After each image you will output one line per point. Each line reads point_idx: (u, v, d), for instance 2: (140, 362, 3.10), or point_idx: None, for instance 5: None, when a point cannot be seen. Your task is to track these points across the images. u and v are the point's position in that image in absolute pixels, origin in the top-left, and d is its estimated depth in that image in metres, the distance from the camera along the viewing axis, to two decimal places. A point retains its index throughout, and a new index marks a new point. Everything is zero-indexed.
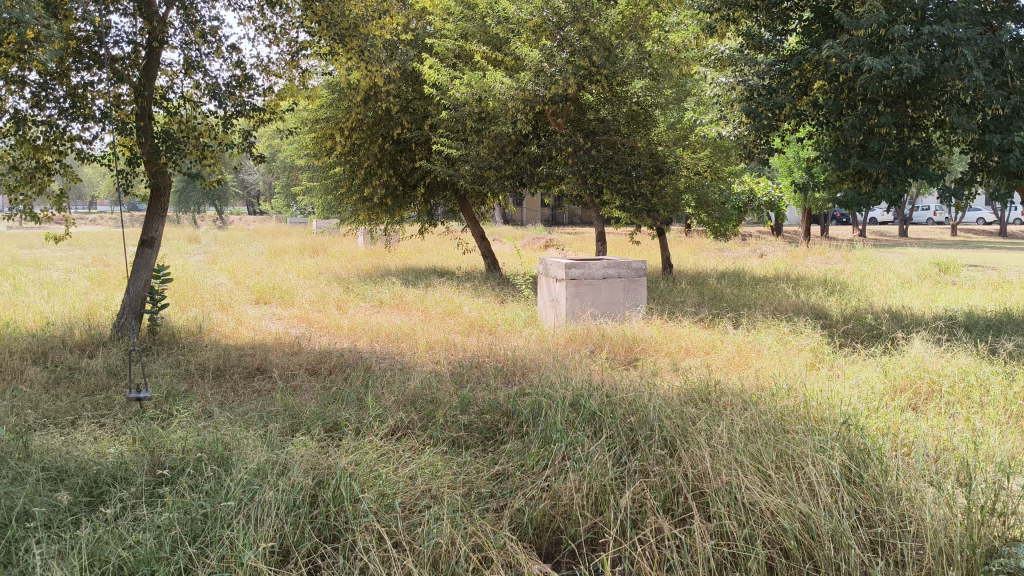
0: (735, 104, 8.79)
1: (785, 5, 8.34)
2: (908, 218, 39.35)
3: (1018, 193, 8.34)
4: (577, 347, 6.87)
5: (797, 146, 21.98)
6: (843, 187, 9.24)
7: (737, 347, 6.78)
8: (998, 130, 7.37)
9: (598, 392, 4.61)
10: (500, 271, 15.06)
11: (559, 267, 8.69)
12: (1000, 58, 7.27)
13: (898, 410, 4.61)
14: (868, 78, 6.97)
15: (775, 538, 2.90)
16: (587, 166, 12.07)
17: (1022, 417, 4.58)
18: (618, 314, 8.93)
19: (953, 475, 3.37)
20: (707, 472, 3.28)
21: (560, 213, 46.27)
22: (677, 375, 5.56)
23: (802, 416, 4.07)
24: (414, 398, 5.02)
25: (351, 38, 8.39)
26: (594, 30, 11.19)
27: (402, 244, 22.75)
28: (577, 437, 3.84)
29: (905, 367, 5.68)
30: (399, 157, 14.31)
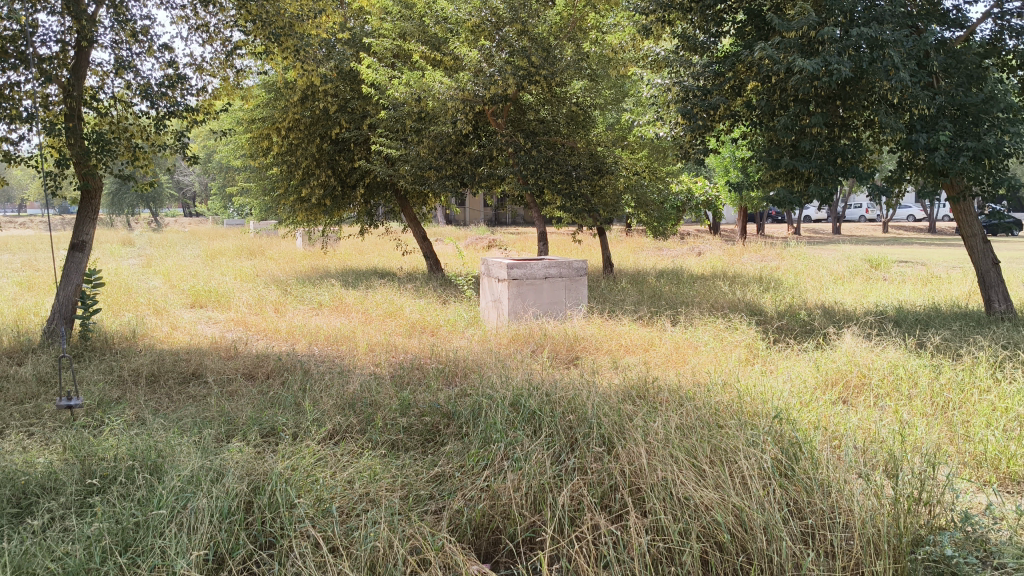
0: (671, 105, 8.91)
1: (718, 7, 8.47)
2: (841, 216, 40.30)
3: (944, 191, 8.59)
4: (519, 346, 6.87)
5: (733, 146, 22.39)
6: (777, 185, 9.41)
7: (675, 344, 6.86)
8: (923, 130, 7.59)
9: (538, 392, 4.63)
10: (441, 272, 15.02)
11: (501, 267, 8.68)
12: (926, 60, 7.49)
13: (829, 404, 4.72)
14: (800, 79, 7.12)
15: (709, 532, 2.94)
16: (528, 166, 12.12)
17: (946, 409, 4.72)
18: (560, 313, 8.97)
19: (882, 466, 3.46)
20: (643, 468, 3.32)
21: (501, 213, 46.29)
22: (616, 373, 5.61)
23: (736, 411, 4.14)
24: (353, 401, 4.97)
25: (286, 38, 8.27)
26: (532, 31, 11.27)
27: (342, 245, 22.53)
28: (516, 436, 3.84)
29: (837, 361, 5.81)
30: (337, 157, 14.18)
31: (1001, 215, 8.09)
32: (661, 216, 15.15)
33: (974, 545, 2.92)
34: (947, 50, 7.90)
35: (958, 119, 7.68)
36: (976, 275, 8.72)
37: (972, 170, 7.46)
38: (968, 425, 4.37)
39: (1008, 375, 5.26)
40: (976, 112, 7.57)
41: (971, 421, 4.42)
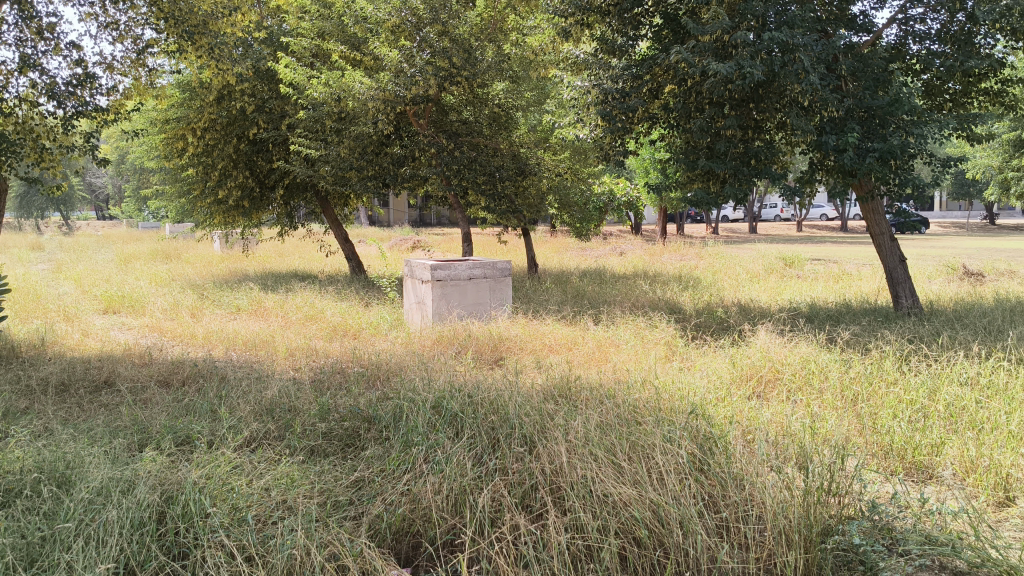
0: (591, 107, 8.99)
1: (636, 10, 8.59)
2: (757, 215, 41.33)
3: (853, 191, 8.86)
4: (443, 348, 6.85)
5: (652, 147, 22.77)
6: (693, 186, 9.57)
7: (597, 342, 6.93)
8: (833, 132, 7.82)
9: (460, 393, 4.62)
10: (364, 273, 14.88)
11: (425, 269, 8.61)
12: (835, 63, 7.72)
13: (744, 399, 4.83)
14: (714, 82, 7.27)
15: (627, 528, 2.97)
16: (451, 167, 12.09)
17: (856, 401, 4.88)
18: (485, 313, 8.97)
19: (793, 459, 3.55)
20: (563, 467, 3.34)
21: (424, 214, 46.11)
22: (540, 372, 5.64)
23: (655, 408, 4.20)
24: (272, 407, 4.88)
25: (200, 35, 8.07)
26: (453, 32, 11.25)
27: (262, 247, 22.15)
28: (437, 439, 3.83)
29: (751, 358, 5.95)
30: (255, 158, 13.92)
31: (907, 214, 8.38)
32: (584, 217, 15.29)
33: (881, 533, 3.04)
34: (855, 54, 8.17)
35: (866, 121, 7.97)
36: (884, 271, 9.03)
37: (878, 171, 7.72)
38: (876, 416, 4.51)
39: (913, 367, 5.46)
40: (883, 114, 7.87)
41: (878, 412, 4.57)
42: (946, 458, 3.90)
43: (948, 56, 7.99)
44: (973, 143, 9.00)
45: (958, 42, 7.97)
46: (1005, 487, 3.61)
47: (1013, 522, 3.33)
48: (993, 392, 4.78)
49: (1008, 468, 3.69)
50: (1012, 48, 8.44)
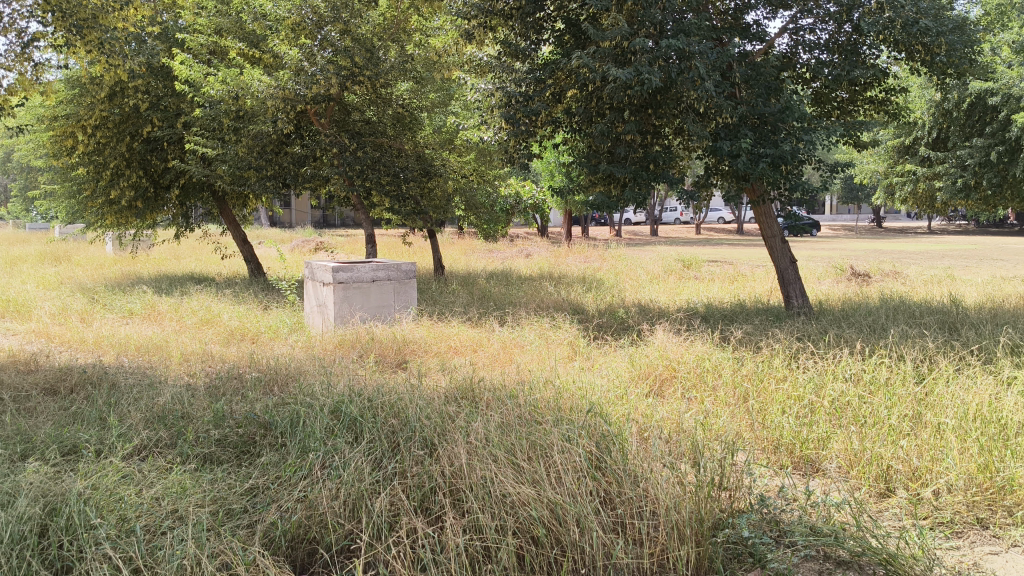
0: (495, 110, 8.98)
1: (538, 15, 8.65)
2: (658, 219, 42.21)
3: (746, 194, 9.11)
4: (345, 352, 6.75)
5: (557, 151, 23.00)
6: (595, 190, 9.69)
7: (501, 344, 6.96)
8: (727, 138, 8.05)
9: (359, 397, 4.56)
10: (264, 276, 14.58)
11: (326, 271, 8.47)
12: (730, 71, 7.95)
13: (642, 398, 4.94)
14: (614, 87, 7.39)
15: (525, 527, 3.00)
16: (354, 168, 11.86)
17: (748, 398, 5.03)
18: (388, 316, 8.90)
19: (687, 455, 3.63)
20: (462, 469, 3.34)
21: (328, 216, 45.39)
22: (443, 375, 5.62)
23: (555, 407, 4.25)
24: (163, 414, 4.73)
25: (90, 30, 7.79)
26: (355, 31, 11.17)
27: (158, 250, 21.47)
28: (335, 444, 3.77)
29: (650, 357, 6.07)
30: (149, 157, 13.47)
31: (797, 217, 8.68)
32: (489, 218, 15.34)
33: (769, 526, 3.16)
34: (748, 63, 8.43)
35: (759, 127, 8.23)
36: (775, 272, 9.33)
37: (770, 175, 7.98)
38: (766, 412, 4.67)
39: (801, 363, 5.65)
40: (774, 120, 8.15)
41: (768, 408, 4.72)
42: (831, 451, 4.06)
43: (836, 65, 8.35)
44: (859, 150, 9.38)
45: (845, 52, 8.33)
46: (886, 478, 3.78)
47: (892, 512, 3.49)
48: (874, 387, 4.99)
49: (889, 460, 3.86)
50: (895, 59, 8.81)
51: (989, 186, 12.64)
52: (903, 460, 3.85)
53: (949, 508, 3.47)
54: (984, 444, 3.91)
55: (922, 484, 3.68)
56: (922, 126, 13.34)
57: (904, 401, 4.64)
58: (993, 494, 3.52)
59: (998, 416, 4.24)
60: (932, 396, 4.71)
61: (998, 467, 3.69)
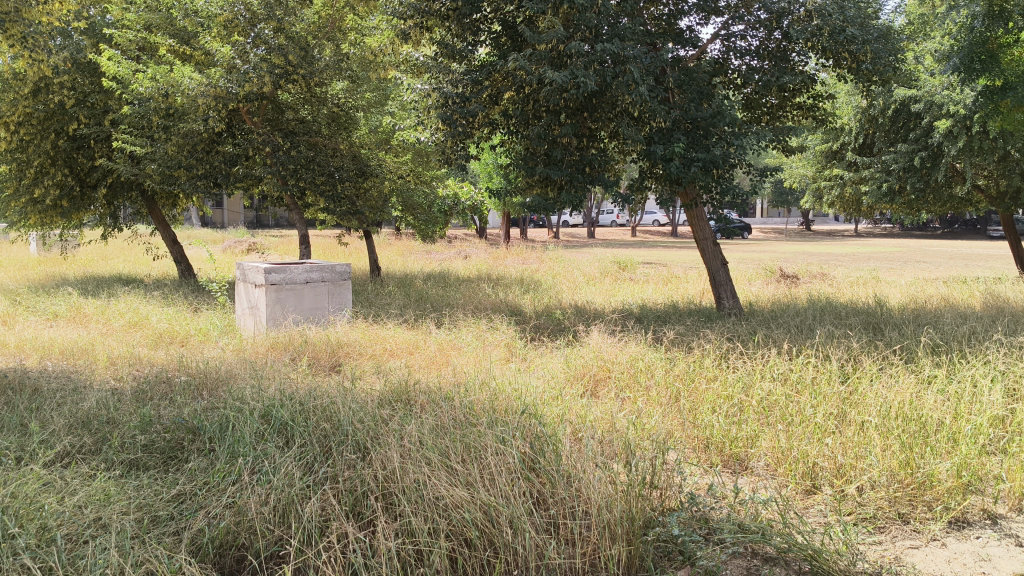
0: (431, 110, 8.84)
1: (474, 17, 8.64)
2: (595, 220, 42.54)
3: (680, 198, 9.24)
4: (277, 354, 6.65)
5: (494, 153, 23.02)
6: (531, 191, 9.73)
7: (438, 345, 6.95)
8: (660, 141, 8.15)
9: (291, 401, 4.50)
10: (195, 277, 14.29)
11: (258, 272, 8.36)
12: (663, 76, 8.04)
13: (577, 398, 4.98)
14: (550, 89, 7.41)
15: (457, 529, 2.99)
16: (287, 167, 11.70)
17: (680, 397, 5.11)
18: (323, 318, 8.81)
19: (620, 455, 3.66)
20: (395, 472, 3.31)
21: (262, 215, 44.68)
22: (378, 377, 5.59)
23: (490, 409, 4.25)
24: (88, 420, 4.60)
25: (12, 25, 7.54)
26: (289, 29, 11.14)
27: (85, 250, 20.90)
28: (265, 449, 3.71)
29: (585, 357, 6.12)
30: (76, 155, 13.10)
31: (729, 220, 8.84)
32: (427, 219, 15.27)
33: (699, 524, 3.21)
34: (682, 68, 8.55)
35: (691, 132, 8.35)
36: (707, 274, 9.47)
37: (702, 179, 8.12)
38: (697, 410, 4.75)
39: (731, 364, 5.75)
40: (706, 125, 8.29)
41: (698, 408, 4.79)
42: (760, 450, 4.16)
43: (766, 71, 8.52)
44: (789, 155, 9.59)
45: (774, 58, 8.52)
46: (812, 476, 3.86)
47: (818, 509, 3.57)
48: (801, 387, 5.08)
49: (815, 458, 3.94)
50: (823, 66, 9.01)
51: (913, 191, 13.10)
52: (828, 458, 3.94)
53: (873, 503, 3.56)
54: (906, 441, 4.02)
55: (846, 481, 3.77)
56: (849, 131, 13.61)
57: (830, 399, 4.75)
58: (914, 490, 3.64)
59: (919, 414, 4.36)
60: (857, 394, 4.82)
61: (918, 463, 3.80)
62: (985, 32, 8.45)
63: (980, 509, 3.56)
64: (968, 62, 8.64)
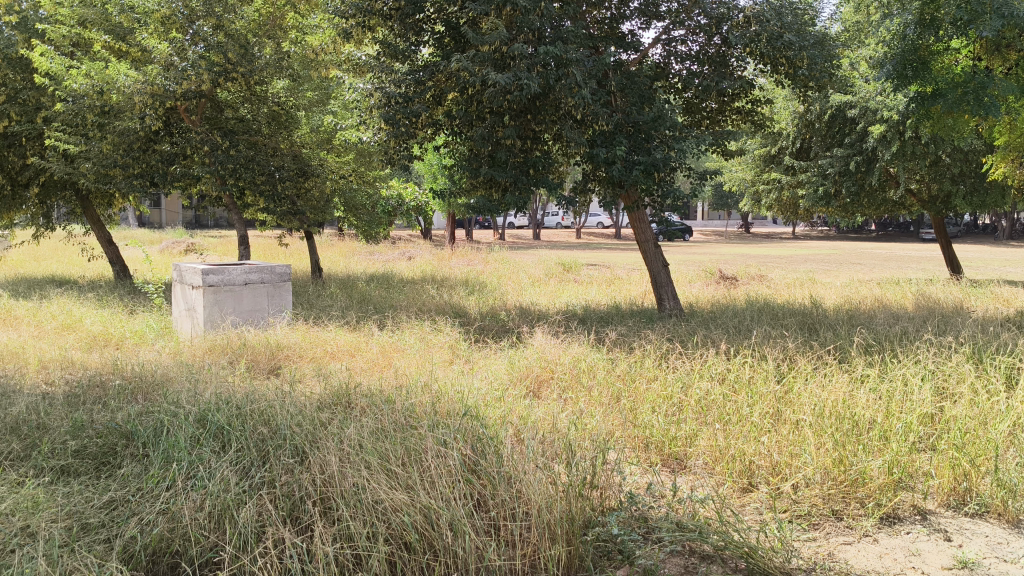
0: (374, 110, 8.76)
1: (417, 16, 8.60)
2: (540, 222, 42.70)
3: (622, 200, 9.30)
4: (215, 357, 6.53)
5: (438, 153, 22.96)
6: (474, 193, 9.72)
7: (381, 347, 6.91)
8: (603, 145, 8.20)
9: (228, 405, 4.42)
10: (131, 278, 13.99)
11: (195, 274, 8.22)
12: (605, 79, 8.09)
13: (519, 399, 4.99)
14: (494, 91, 7.40)
15: (396, 533, 2.98)
16: (226, 167, 11.37)
17: (620, 396, 5.15)
18: (262, 320, 8.68)
19: (561, 455, 3.66)
20: (333, 476, 3.28)
21: (202, 215, 43.87)
22: (319, 380, 5.53)
23: (431, 412, 4.23)
24: (17, 426, 4.47)
25: None
26: (228, 27, 10.93)
27: (16, 251, 20.32)
28: (201, 454, 3.64)
29: (528, 358, 6.14)
30: (6, 153, 12.73)
31: (670, 223, 8.93)
32: (371, 220, 15.14)
33: (638, 523, 3.24)
34: (623, 72, 8.63)
35: (633, 135, 8.43)
36: (649, 275, 9.55)
37: (643, 182, 8.21)
38: (637, 410, 4.81)
39: (671, 364, 5.82)
40: (648, 129, 8.39)
41: (639, 408, 4.83)
42: (698, 449, 4.21)
43: (705, 76, 8.56)
44: (728, 158, 9.75)
45: (714, 63, 8.73)
46: (749, 474, 3.92)
47: (754, 507, 3.63)
48: (738, 387, 5.15)
49: (752, 455, 4.00)
50: (761, 71, 9.17)
51: (847, 194, 13.44)
52: (764, 455, 4.00)
53: (807, 501, 3.63)
54: (838, 439, 4.11)
55: (782, 479, 3.84)
56: (786, 136, 13.85)
57: (766, 398, 4.83)
58: (847, 487, 3.72)
59: (852, 412, 4.45)
60: (792, 394, 4.90)
61: (851, 461, 3.88)
62: (917, 40, 8.35)
63: (910, 504, 3.65)
64: (900, 69, 8.49)
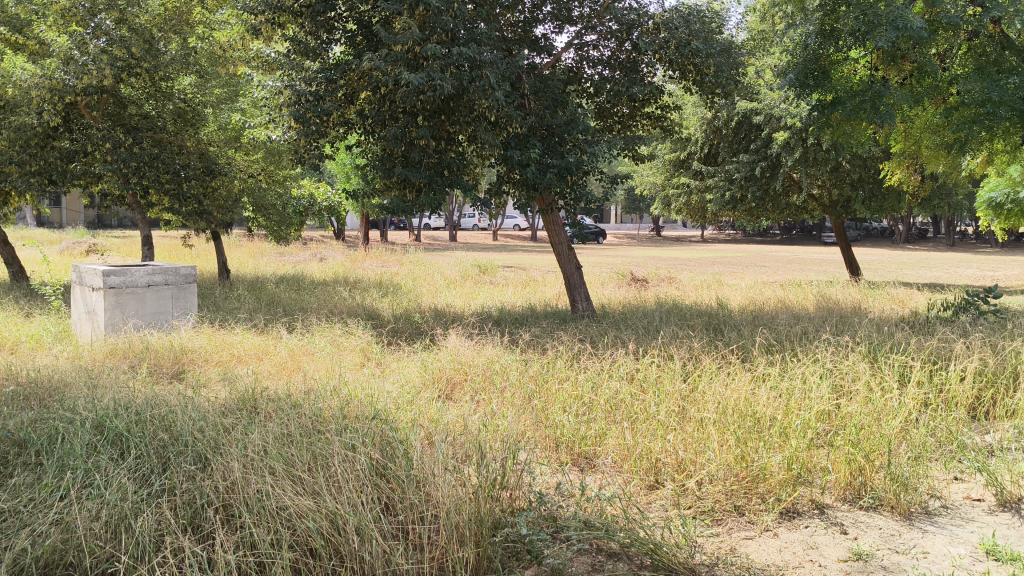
0: (283, 108, 8.62)
1: (328, 14, 8.49)
2: (456, 224, 42.66)
3: (536, 202, 9.32)
4: (116, 361, 6.31)
5: (351, 153, 22.74)
6: (387, 193, 9.63)
7: (289, 351, 6.79)
8: (517, 147, 8.22)
9: (128, 411, 4.28)
10: (28, 280, 13.41)
11: (96, 275, 7.95)
12: (518, 81, 8.13)
13: (431, 401, 4.97)
14: (407, 91, 7.35)
15: (302, 539, 2.94)
16: (129, 164, 10.88)
17: (533, 397, 5.17)
18: (166, 323, 8.42)
19: (470, 457, 3.66)
20: (236, 483, 3.20)
21: (105, 214, 42.37)
22: (225, 384, 5.41)
23: (338, 415, 4.18)
24: None
25: None
26: (132, 20, 10.59)
27: None
28: (98, 462, 3.52)
29: (442, 361, 6.13)
30: None
31: (583, 226, 9.02)
32: (282, 222, 14.57)
33: (546, 522, 3.26)
34: (537, 75, 8.70)
35: (546, 138, 8.49)
36: (563, 277, 9.62)
37: (556, 185, 8.26)
38: (548, 409, 4.85)
39: (581, 364, 5.88)
40: (561, 132, 8.48)
41: (549, 408, 4.88)
42: (607, 447, 4.28)
43: (617, 81, 8.76)
44: (639, 163, 9.90)
45: (624, 68, 8.79)
46: (655, 471, 4.00)
47: (659, 504, 3.69)
48: (646, 386, 5.23)
49: (659, 453, 4.07)
50: (670, 78, 9.37)
51: (753, 199, 13.83)
52: (670, 453, 4.07)
53: (711, 497, 3.72)
54: (741, 436, 4.21)
55: (686, 475, 3.92)
56: (695, 141, 14.16)
57: (671, 397, 4.91)
58: (748, 483, 3.82)
59: (753, 410, 4.58)
60: (696, 392, 5.01)
61: (752, 458, 3.99)
62: (818, 50, 8.74)
63: (809, 499, 3.77)
64: (802, 78, 8.91)
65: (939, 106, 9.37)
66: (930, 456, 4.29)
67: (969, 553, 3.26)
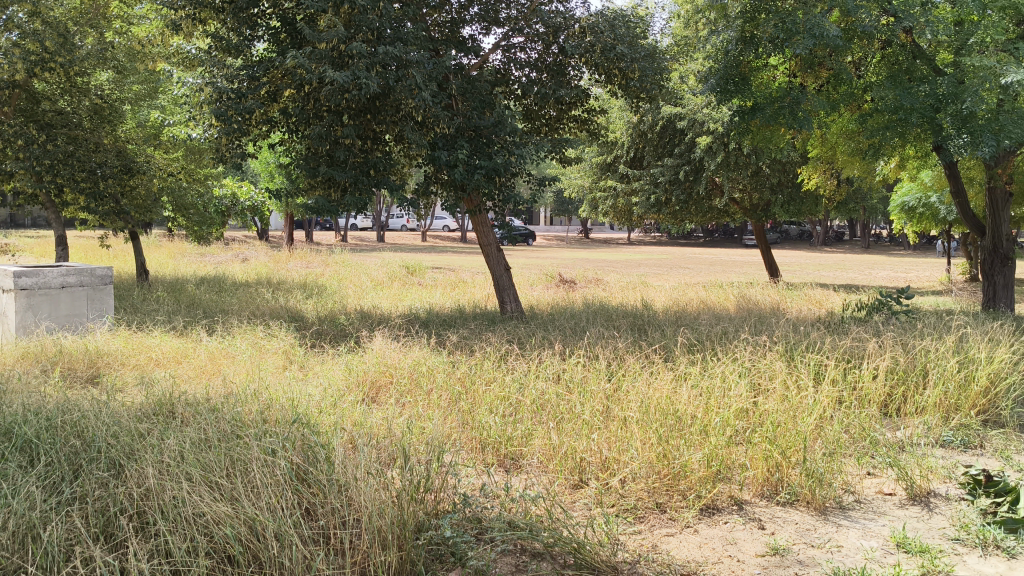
0: (204, 105, 8.45)
1: (252, 11, 8.34)
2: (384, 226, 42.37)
3: (463, 203, 9.30)
4: (27, 366, 6.08)
5: (276, 152, 22.41)
6: (312, 194, 9.50)
7: (209, 354, 6.64)
8: (444, 148, 8.19)
9: (38, 417, 4.15)
10: None
11: (5, 276, 7.66)
12: (444, 82, 8.10)
13: (355, 404, 4.93)
14: (331, 90, 7.26)
15: (219, 546, 2.87)
16: (41, 162, 10.41)
17: (458, 399, 5.16)
18: (80, 325, 8.13)
19: (394, 460, 3.64)
20: (152, 489, 3.12)
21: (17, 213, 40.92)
22: (142, 388, 5.27)
23: (258, 419, 4.11)
24: None
25: None
26: (45, 13, 10.24)
27: None
28: (4, 470, 3.39)
29: (366, 363, 6.08)
30: None
31: (511, 227, 9.04)
32: (201, 221, 14.42)
33: (470, 524, 3.26)
34: (463, 76, 8.69)
35: (473, 139, 8.48)
36: (491, 278, 9.63)
37: (484, 186, 8.26)
38: (472, 411, 4.84)
39: (507, 365, 5.90)
40: (488, 133, 8.48)
41: (475, 409, 4.88)
42: (532, 447, 4.30)
43: (544, 83, 8.92)
44: (566, 165, 9.97)
45: (550, 71, 8.91)
46: (579, 470, 4.03)
47: (583, 502, 3.72)
48: (571, 386, 5.27)
49: (583, 452, 4.10)
50: (596, 81, 9.48)
51: (677, 202, 14.06)
52: (594, 452, 4.11)
53: (633, 495, 3.77)
54: (663, 434, 4.27)
55: (610, 474, 3.96)
56: (621, 145, 14.34)
57: (595, 397, 4.96)
58: (670, 481, 3.87)
59: (675, 408, 4.65)
60: (620, 392, 5.08)
61: (673, 455, 4.05)
62: (739, 55, 8.92)
63: (728, 496, 3.85)
64: (723, 84, 9.06)
65: (854, 112, 9.66)
66: (844, 452, 4.41)
67: (880, 545, 3.36)
